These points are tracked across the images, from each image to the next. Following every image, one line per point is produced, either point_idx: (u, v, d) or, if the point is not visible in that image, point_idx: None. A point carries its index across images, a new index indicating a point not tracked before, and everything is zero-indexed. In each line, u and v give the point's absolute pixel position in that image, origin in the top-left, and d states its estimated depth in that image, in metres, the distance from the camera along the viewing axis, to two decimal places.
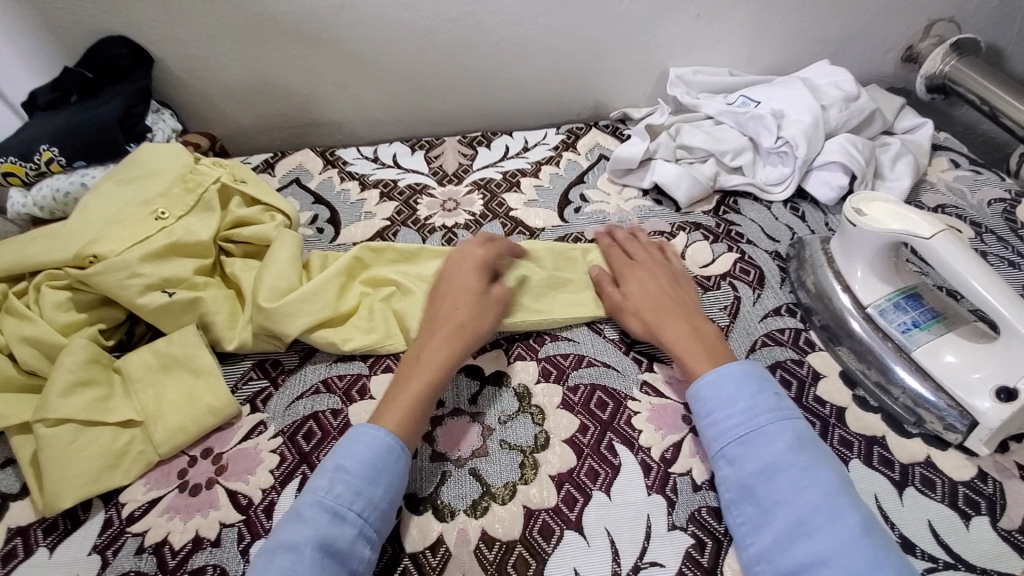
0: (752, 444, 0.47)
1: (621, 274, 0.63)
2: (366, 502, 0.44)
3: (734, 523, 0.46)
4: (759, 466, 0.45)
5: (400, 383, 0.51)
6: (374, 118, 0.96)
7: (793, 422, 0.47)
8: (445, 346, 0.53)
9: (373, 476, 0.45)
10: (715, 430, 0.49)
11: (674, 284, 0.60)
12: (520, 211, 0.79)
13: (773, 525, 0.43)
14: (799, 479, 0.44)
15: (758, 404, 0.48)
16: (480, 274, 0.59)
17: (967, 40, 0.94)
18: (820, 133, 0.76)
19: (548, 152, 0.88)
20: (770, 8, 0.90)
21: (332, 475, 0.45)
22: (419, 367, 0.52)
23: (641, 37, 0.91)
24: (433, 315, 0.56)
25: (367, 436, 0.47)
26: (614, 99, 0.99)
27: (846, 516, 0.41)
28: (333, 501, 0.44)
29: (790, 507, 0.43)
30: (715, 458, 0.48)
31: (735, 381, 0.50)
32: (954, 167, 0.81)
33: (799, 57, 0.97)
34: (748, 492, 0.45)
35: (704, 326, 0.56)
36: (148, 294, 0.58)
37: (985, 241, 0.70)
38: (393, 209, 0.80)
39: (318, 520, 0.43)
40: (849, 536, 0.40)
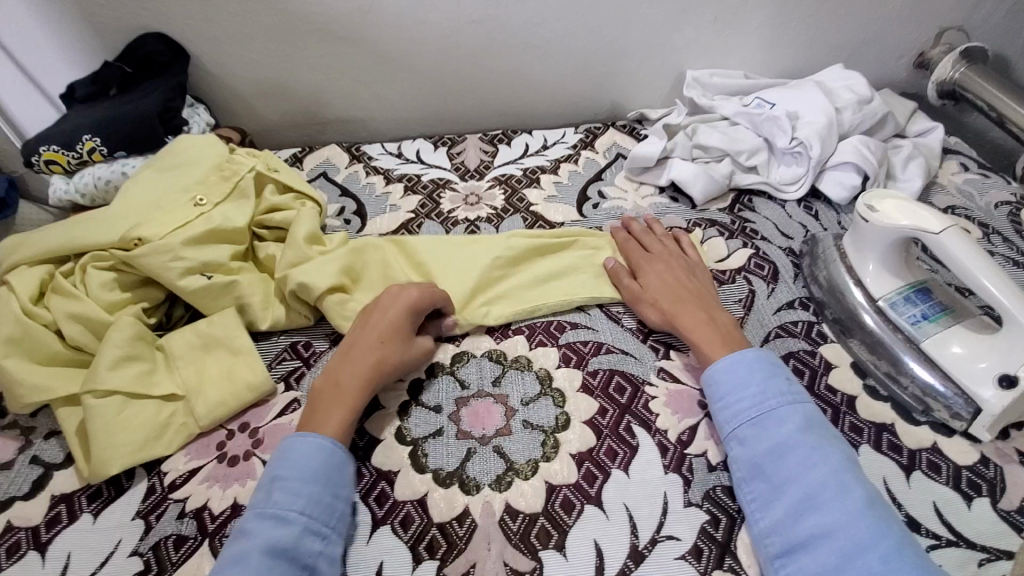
0: (763, 425, 0.49)
1: (639, 266, 0.65)
2: (306, 501, 0.46)
3: (745, 500, 0.48)
4: (770, 446, 0.48)
5: (321, 400, 0.53)
6: (397, 115, 0.99)
7: (804, 405, 0.50)
8: (367, 374, 0.54)
9: (306, 476, 0.47)
10: (728, 412, 0.51)
11: (689, 275, 0.63)
12: (540, 206, 0.81)
13: (783, 500, 0.46)
14: (808, 457, 0.46)
15: (769, 388, 0.51)
16: (416, 312, 0.58)
17: (976, 48, 0.96)
18: (833, 134, 0.78)
19: (567, 151, 0.91)
20: (785, 13, 0.93)
21: (268, 487, 0.47)
22: (339, 390, 0.53)
23: (658, 40, 0.94)
24: (357, 338, 0.56)
25: (299, 446, 0.49)
26: (631, 101, 1.01)
27: (852, 491, 0.44)
28: (273, 508, 0.46)
29: (800, 483, 0.45)
30: (726, 439, 0.51)
31: (747, 366, 0.52)
32: (963, 170, 0.83)
33: (812, 62, 1.00)
34: (760, 469, 0.48)
35: (719, 316, 0.58)
36: (188, 277, 0.61)
37: (992, 241, 0.72)
38: (417, 202, 0.83)
39: (262, 528, 0.44)
40: (856, 507, 0.43)
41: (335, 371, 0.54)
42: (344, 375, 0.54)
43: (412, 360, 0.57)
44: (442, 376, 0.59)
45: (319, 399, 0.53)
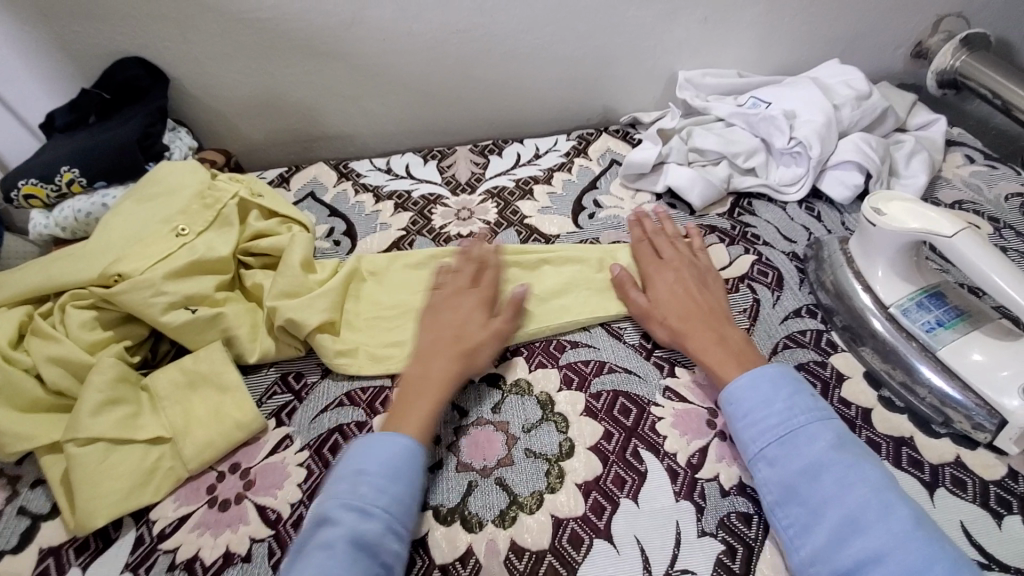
0: (792, 444, 0.47)
1: (648, 279, 0.63)
2: (390, 498, 0.46)
3: (780, 526, 0.45)
4: (802, 466, 0.46)
5: (409, 393, 0.53)
6: (386, 129, 0.97)
7: (832, 420, 0.48)
8: (453, 364, 0.55)
9: (396, 472, 0.47)
10: (752, 432, 0.49)
11: (701, 285, 0.61)
12: (535, 219, 0.79)
13: (822, 524, 0.43)
14: (845, 476, 0.44)
15: (795, 404, 0.49)
16: (482, 301, 0.60)
17: (976, 35, 0.93)
18: (833, 133, 0.76)
19: (559, 159, 0.89)
20: (777, 9, 0.91)
21: (353, 478, 0.47)
22: (427, 381, 0.54)
23: (648, 42, 0.92)
24: (436, 332, 0.57)
25: (388, 440, 0.49)
26: (623, 104, 0.99)
27: (897, 510, 0.42)
28: (359, 499, 0.45)
29: (839, 504, 0.43)
30: (753, 461, 0.48)
31: (769, 380, 0.51)
32: (969, 163, 0.81)
33: (806, 57, 0.98)
34: (794, 492, 0.45)
35: (730, 332, 0.56)
36: (171, 312, 0.59)
37: (1004, 236, 0.70)
38: (408, 219, 0.81)
39: (347, 518, 0.44)
40: (904, 529, 0.40)
41: (416, 365, 0.55)
42: (428, 366, 0.55)
43: (493, 342, 0.58)
44: None
45: (405, 393, 0.53)
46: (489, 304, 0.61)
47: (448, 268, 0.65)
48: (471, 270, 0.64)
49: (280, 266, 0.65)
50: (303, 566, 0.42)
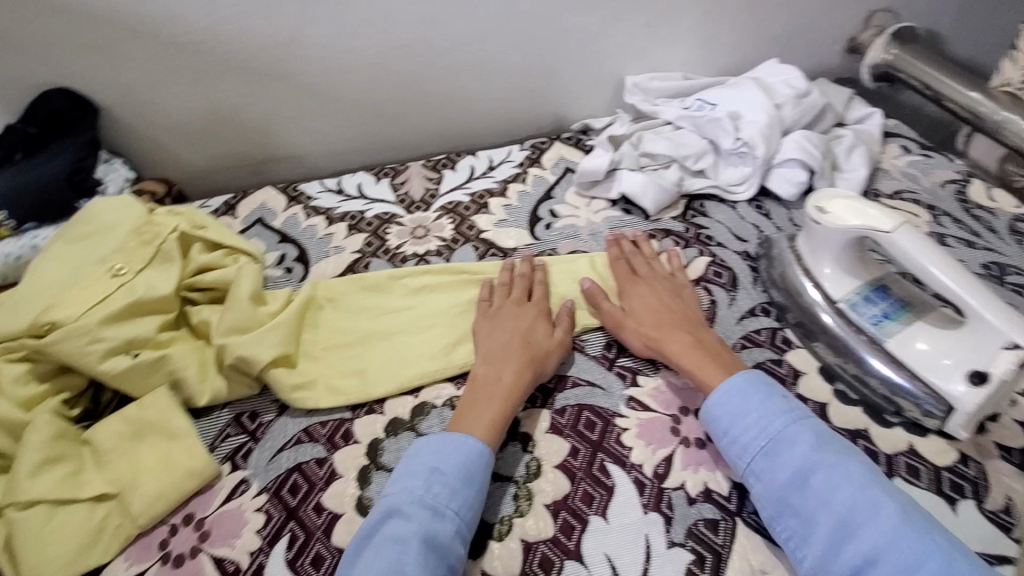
0: (776, 453, 0.48)
1: (623, 291, 0.63)
2: (462, 501, 0.47)
3: (782, 539, 0.45)
4: (788, 475, 0.46)
5: (474, 398, 0.54)
6: (336, 147, 0.95)
7: (806, 420, 0.48)
8: (523, 371, 0.55)
9: (470, 475, 0.48)
10: (737, 447, 0.49)
11: (675, 296, 0.62)
12: (491, 233, 0.78)
13: (817, 532, 0.43)
14: (831, 478, 0.45)
15: (771, 411, 0.49)
16: (543, 311, 0.61)
17: (905, 29, 0.97)
18: (776, 131, 0.79)
19: (513, 170, 0.89)
20: (715, 13, 0.93)
21: (428, 475, 0.48)
22: (497, 387, 0.54)
23: (593, 50, 0.92)
24: (503, 340, 0.58)
25: (459, 444, 0.50)
26: (574, 111, 1.00)
27: (885, 505, 0.43)
28: (432, 498, 0.47)
29: (829, 510, 0.44)
30: (744, 476, 0.48)
31: (741, 390, 0.51)
32: (905, 153, 0.84)
33: (747, 56, 1.00)
34: (786, 503, 0.45)
35: (706, 337, 0.57)
36: (111, 359, 0.56)
37: (942, 223, 0.72)
38: (363, 240, 0.79)
39: (420, 516, 0.45)
40: (895, 524, 0.41)
41: (484, 372, 0.56)
42: (497, 372, 0.55)
43: (559, 349, 0.59)
44: (401, 433, 0.57)
45: (472, 399, 0.54)
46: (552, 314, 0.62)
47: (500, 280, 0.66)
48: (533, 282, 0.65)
49: (227, 301, 0.62)
50: (372, 559, 0.43)
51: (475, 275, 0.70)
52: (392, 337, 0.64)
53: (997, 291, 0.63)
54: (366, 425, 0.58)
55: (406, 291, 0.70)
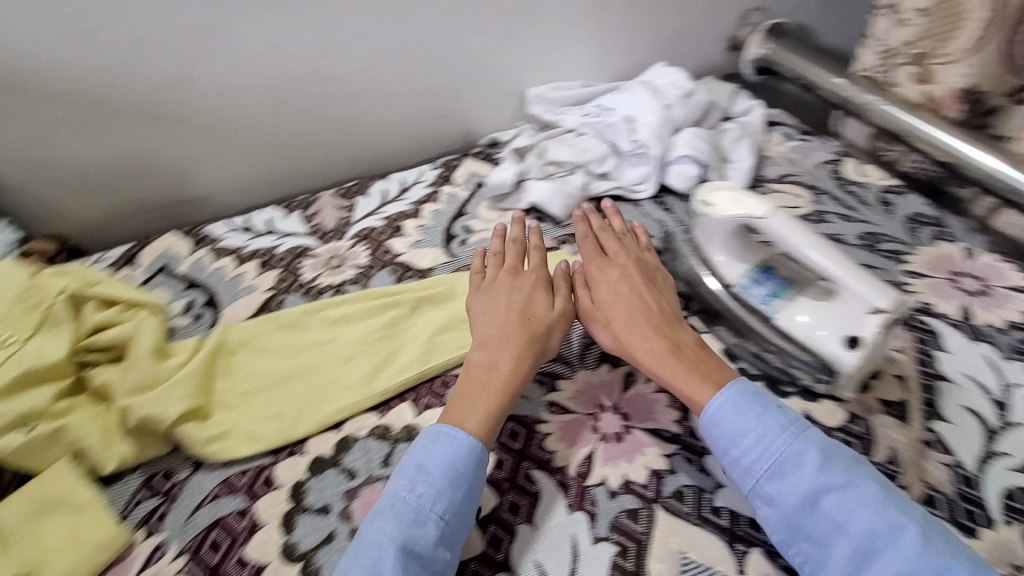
0: (782, 474, 0.46)
1: (593, 280, 0.63)
2: (448, 503, 0.47)
3: (796, 562, 0.45)
4: (798, 499, 0.45)
5: (470, 386, 0.54)
6: (243, 184, 0.92)
7: (807, 433, 0.47)
8: (522, 354, 0.56)
9: (455, 478, 0.48)
10: (741, 469, 0.48)
11: (649, 285, 0.61)
12: (407, 254, 0.79)
13: (835, 557, 0.43)
14: (843, 500, 0.44)
15: (770, 427, 0.47)
16: (542, 286, 0.62)
17: (776, 27, 1.06)
18: (667, 131, 0.83)
19: (426, 190, 0.89)
20: (604, 23, 0.97)
21: (414, 474, 0.48)
22: (494, 372, 0.54)
23: (492, 66, 0.95)
24: (502, 321, 0.58)
25: (451, 439, 0.50)
26: (482, 127, 1.02)
27: (903, 528, 0.42)
28: (416, 501, 0.47)
29: (846, 535, 0.43)
30: (751, 499, 0.47)
31: (735, 403, 0.49)
32: (787, 139, 0.91)
33: (640, 61, 1.05)
34: (799, 528, 0.44)
35: (684, 338, 0.56)
36: (3, 437, 0.53)
37: (821, 201, 0.79)
38: (275, 277, 0.78)
39: (403, 520, 0.46)
40: (916, 548, 0.41)
41: (484, 355, 0.56)
42: (495, 358, 0.55)
43: (557, 327, 0.59)
44: (325, 471, 0.56)
45: (470, 385, 0.54)
46: (549, 288, 0.62)
47: (493, 252, 0.66)
48: (531, 257, 0.66)
49: (128, 359, 0.61)
50: (352, 562, 0.44)
51: (395, 296, 0.70)
52: (311, 373, 0.63)
53: (871, 258, 0.69)
54: (288, 467, 0.57)
55: (325, 323, 0.68)
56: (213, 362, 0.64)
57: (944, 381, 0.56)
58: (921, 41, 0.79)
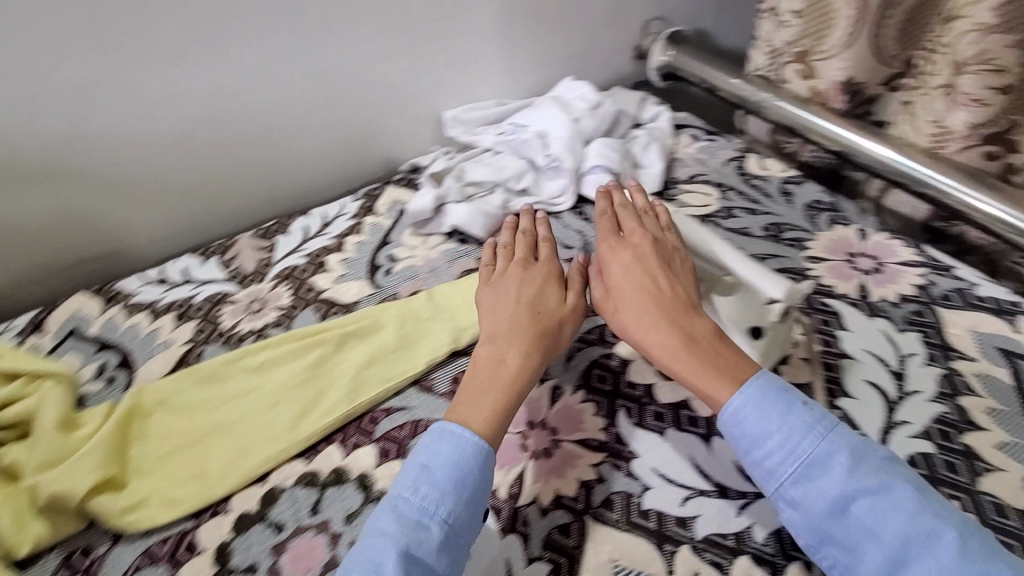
0: (810, 478, 0.46)
1: (607, 267, 0.62)
2: (451, 505, 0.47)
3: (825, 565, 0.45)
4: (828, 504, 0.44)
5: (477, 382, 0.54)
6: (157, 234, 0.89)
7: (835, 435, 0.46)
8: (530, 351, 0.56)
9: (459, 480, 0.47)
10: (767, 472, 0.47)
11: (666, 272, 0.59)
12: (331, 290, 0.77)
13: (866, 562, 0.43)
14: (875, 505, 0.43)
15: (796, 431, 0.47)
16: (552, 279, 0.62)
17: (677, 34, 1.10)
18: (578, 143, 0.86)
19: (348, 223, 0.88)
20: (511, 43, 0.99)
21: (419, 474, 0.48)
22: (501, 368, 0.54)
23: (405, 93, 0.95)
24: (512, 315, 0.58)
25: (458, 437, 0.50)
26: (402, 153, 1.02)
27: (937, 533, 0.42)
28: (419, 503, 0.47)
29: (879, 540, 0.43)
30: (777, 503, 0.47)
31: (758, 404, 0.49)
32: (695, 140, 0.95)
33: (551, 76, 1.08)
34: (828, 533, 0.45)
35: (696, 326, 0.54)
36: None
37: (729, 197, 0.82)
38: (193, 328, 0.75)
39: (405, 521, 0.46)
40: (950, 555, 0.41)
41: (494, 350, 0.56)
42: (504, 354, 0.55)
43: (566, 320, 0.59)
44: (251, 527, 0.54)
45: (476, 380, 0.54)
46: (562, 281, 0.63)
47: (504, 246, 0.67)
48: (543, 251, 0.66)
49: (33, 434, 0.58)
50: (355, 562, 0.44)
51: (317, 336, 0.68)
52: (234, 426, 0.62)
53: (775, 248, 0.73)
54: (212, 528, 0.55)
55: (246, 372, 0.66)
56: (128, 427, 0.62)
57: (847, 358, 0.59)
58: (800, 40, 0.85)
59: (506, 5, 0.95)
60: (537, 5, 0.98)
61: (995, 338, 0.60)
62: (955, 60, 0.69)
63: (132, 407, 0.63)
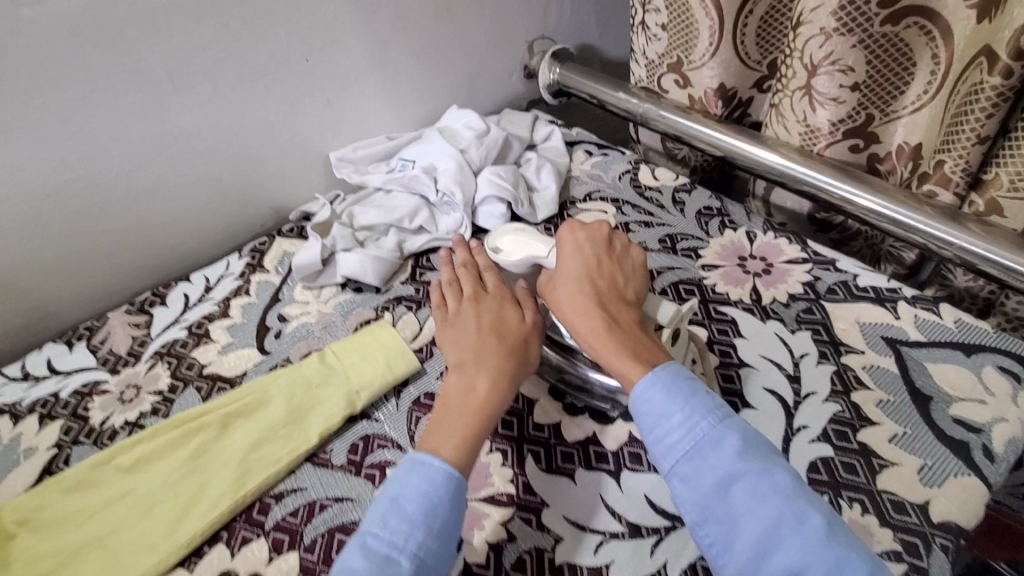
0: (701, 457, 0.45)
1: (558, 250, 0.61)
2: (422, 537, 0.44)
3: (703, 544, 0.44)
4: (714, 481, 0.44)
5: (446, 413, 0.51)
6: (12, 324, 0.78)
7: (732, 421, 0.46)
8: (496, 374, 0.53)
9: (431, 509, 0.45)
10: (662, 448, 0.47)
11: (609, 266, 0.58)
12: (216, 363, 0.71)
13: (741, 542, 0.42)
14: (757, 486, 0.43)
15: (695, 411, 0.47)
16: (510, 301, 0.60)
17: (561, 50, 1.11)
18: (468, 174, 0.83)
19: (234, 283, 0.81)
20: (393, 75, 0.96)
21: (390, 505, 0.45)
22: (469, 396, 0.52)
23: (284, 137, 0.90)
24: (475, 342, 0.56)
25: (428, 469, 0.47)
26: (292, 199, 0.96)
27: (809, 518, 0.41)
28: (389, 537, 0.43)
29: (755, 520, 0.42)
30: (668, 478, 0.46)
31: (666, 387, 0.49)
32: (589, 156, 0.94)
33: (441, 103, 1.05)
34: (709, 509, 0.44)
35: (623, 317, 0.54)
36: None
37: (624, 212, 0.82)
38: (59, 430, 0.67)
39: (373, 558, 0.42)
40: (817, 540, 0.40)
41: (459, 378, 0.54)
42: (471, 380, 0.53)
43: (529, 336, 0.57)
44: None
45: (444, 410, 0.52)
46: (519, 301, 0.60)
47: (450, 281, 0.65)
48: (491, 276, 0.64)
49: None
50: None
51: (200, 420, 0.61)
52: (108, 540, 0.54)
53: (671, 260, 0.73)
54: None
55: (121, 473, 0.59)
56: None
57: (745, 367, 0.59)
58: (671, 51, 0.87)
59: (380, 38, 0.92)
60: (414, 35, 0.95)
61: (879, 327, 0.62)
62: (808, 62, 0.73)
63: None
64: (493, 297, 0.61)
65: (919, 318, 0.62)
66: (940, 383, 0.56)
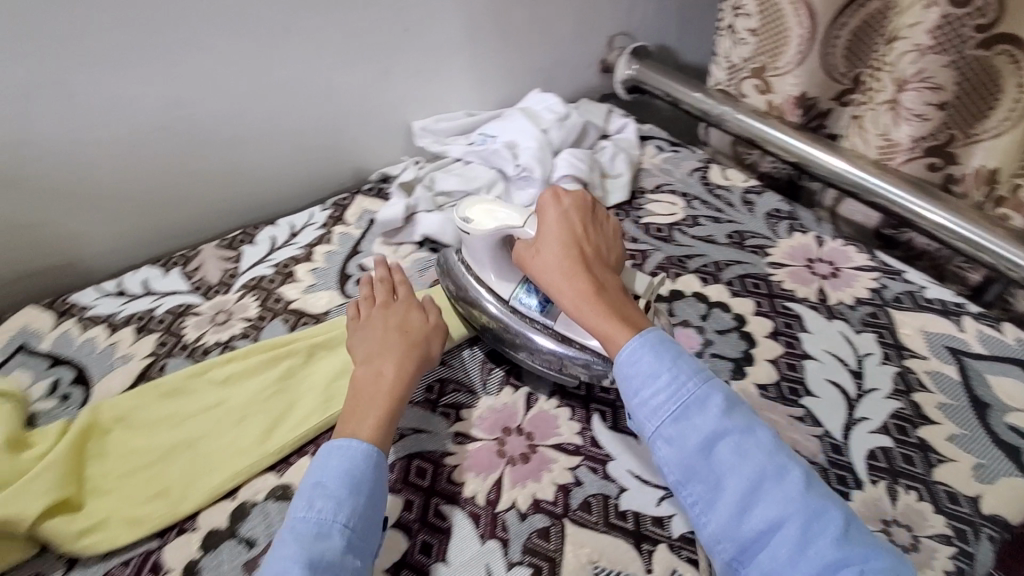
0: (685, 418, 0.46)
1: (538, 216, 0.60)
2: (349, 511, 0.45)
3: (686, 504, 0.46)
4: (699, 440, 0.45)
5: (358, 400, 0.53)
6: (111, 244, 0.84)
7: (716, 383, 0.48)
8: (403, 363, 0.57)
9: (355, 484, 0.46)
10: (646, 410, 0.48)
11: (591, 235, 0.59)
12: (300, 300, 0.76)
13: (723, 499, 0.44)
14: (740, 443, 0.45)
15: (681, 373, 0.47)
16: (412, 303, 0.64)
17: (640, 48, 1.14)
18: (547, 153, 0.87)
19: (318, 232, 0.86)
20: (480, 53, 1.00)
21: (310, 493, 0.46)
22: (379, 383, 0.55)
23: (374, 101, 0.95)
24: (383, 337, 0.59)
25: (344, 451, 0.48)
26: (372, 162, 1.01)
27: (789, 473, 0.44)
28: (317, 516, 0.44)
29: (738, 476, 0.44)
30: (652, 441, 0.47)
31: (653, 348, 0.49)
32: (660, 151, 0.97)
33: (519, 87, 1.09)
34: (693, 470, 0.45)
35: (608, 285, 0.55)
36: None
37: (693, 206, 0.85)
38: (155, 342, 0.73)
39: (302, 539, 0.43)
40: (795, 492, 0.43)
41: (368, 369, 0.56)
42: (379, 369, 0.56)
43: (432, 333, 0.61)
44: (221, 545, 0.53)
45: (354, 399, 0.54)
46: (422, 302, 0.64)
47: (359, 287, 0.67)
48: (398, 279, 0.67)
49: None
50: None
51: (289, 347, 0.66)
52: (203, 441, 0.59)
53: (739, 255, 0.75)
54: (177, 548, 0.53)
55: (214, 385, 0.64)
56: (83, 445, 0.58)
57: (809, 359, 0.62)
58: (756, 57, 0.89)
59: (473, 16, 0.96)
60: (505, 19, 0.99)
61: (943, 337, 0.64)
62: (897, 77, 0.74)
63: (90, 423, 0.60)
64: (399, 300, 0.64)
65: (983, 333, 0.64)
66: (1001, 395, 0.58)
